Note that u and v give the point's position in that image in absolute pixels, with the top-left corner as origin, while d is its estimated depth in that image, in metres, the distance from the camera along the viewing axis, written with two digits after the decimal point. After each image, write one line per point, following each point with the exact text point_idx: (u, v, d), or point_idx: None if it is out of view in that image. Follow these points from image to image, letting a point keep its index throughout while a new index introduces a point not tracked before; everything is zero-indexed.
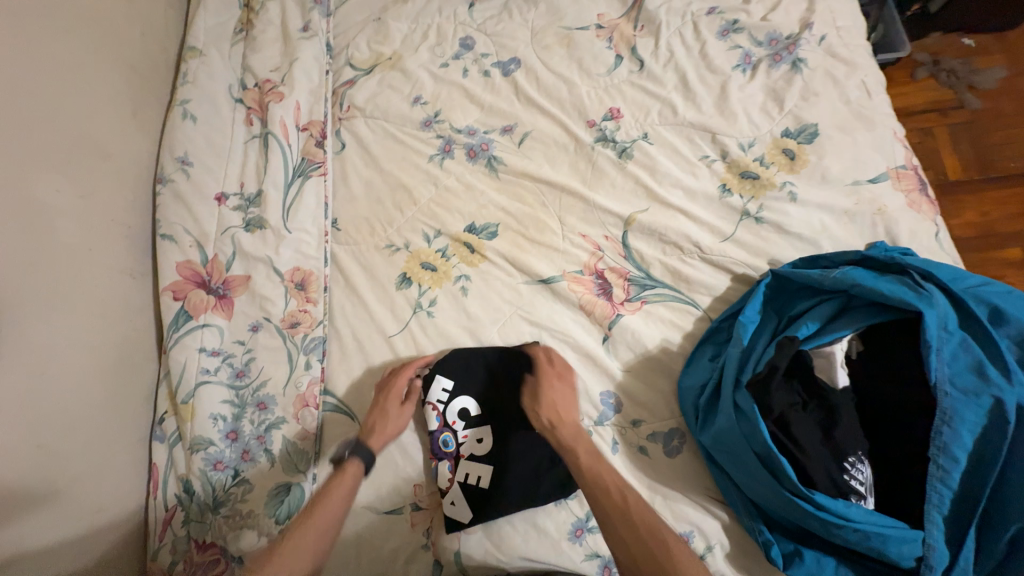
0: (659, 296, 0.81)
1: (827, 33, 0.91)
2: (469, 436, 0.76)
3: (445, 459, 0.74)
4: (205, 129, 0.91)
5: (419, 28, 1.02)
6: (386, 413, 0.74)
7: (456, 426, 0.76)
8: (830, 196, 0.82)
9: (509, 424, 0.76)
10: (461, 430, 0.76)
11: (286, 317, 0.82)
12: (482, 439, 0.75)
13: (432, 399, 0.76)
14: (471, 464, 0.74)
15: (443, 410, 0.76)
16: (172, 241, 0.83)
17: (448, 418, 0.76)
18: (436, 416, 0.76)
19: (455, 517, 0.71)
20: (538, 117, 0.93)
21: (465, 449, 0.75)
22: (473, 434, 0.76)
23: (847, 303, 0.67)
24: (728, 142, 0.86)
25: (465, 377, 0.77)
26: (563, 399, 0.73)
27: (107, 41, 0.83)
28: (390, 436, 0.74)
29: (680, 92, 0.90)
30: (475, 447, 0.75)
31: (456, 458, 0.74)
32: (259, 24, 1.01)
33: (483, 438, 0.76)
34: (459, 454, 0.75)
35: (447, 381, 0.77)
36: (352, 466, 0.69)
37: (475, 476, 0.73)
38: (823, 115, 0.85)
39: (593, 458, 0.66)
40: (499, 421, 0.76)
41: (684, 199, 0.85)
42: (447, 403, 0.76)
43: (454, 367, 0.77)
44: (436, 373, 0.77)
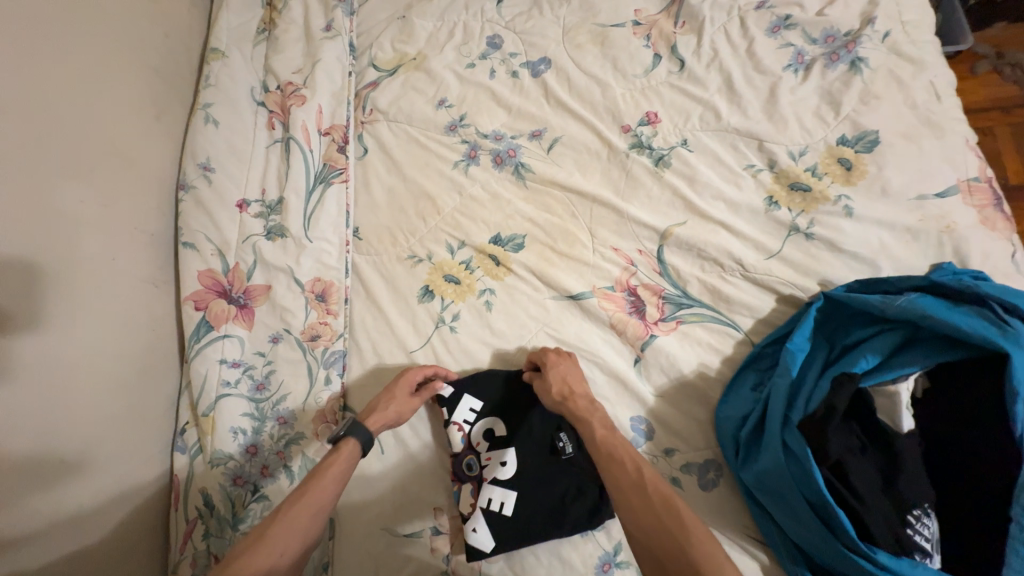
0: (696, 316, 0.76)
1: (891, 28, 0.83)
2: (492, 458, 0.72)
3: (467, 482, 0.71)
4: (227, 133, 0.89)
5: (444, 26, 0.97)
6: (392, 398, 0.71)
7: (479, 448, 0.73)
8: (890, 211, 0.74)
9: (535, 446, 0.73)
10: (484, 453, 0.73)
11: (306, 330, 0.79)
12: (506, 463, 0.72)
13: (455, 418, 0.73)
14: (494, 488, 0.70)
15: (468, 430, 0.73)
16: (193, 249, 0.81)
17: (472, 440, 0.73)
18: (460, 437, 0.73)
19: (478, 546, 0.67)
20: (569, 121, 0.87)
21: (488, 472, 0.72)
22: (496, 457, 0.72)
23: (913, 334, 0.61)
24: (776, 150, 0.79)
25: (490, 396, 0.75)
26: (571, 372, 0.71)
27: (130, 43, 0.82)
28: (389, 420, 0.70)
29: (724, 95, 0.84)
30: (499, 471, 0.72)
31: (479, 482, 0.71)
32: (281, 23, 0.98)
33: (507, 462, 0.72)
34: (482, 478, 0.71)
35: (474, 402, 0.74)
36: (347, 445, 0.65)
37: (498, 502, 0.70)
38: (884, 121, 0.78)
39: (607, 431, 0.62)
40: (525, 445, 0.73)
41: (726, 211, 0.79)
42: (473, 424, 0.74)
43: (479, 386, 0.75)
44: (464, 395, 0.74)
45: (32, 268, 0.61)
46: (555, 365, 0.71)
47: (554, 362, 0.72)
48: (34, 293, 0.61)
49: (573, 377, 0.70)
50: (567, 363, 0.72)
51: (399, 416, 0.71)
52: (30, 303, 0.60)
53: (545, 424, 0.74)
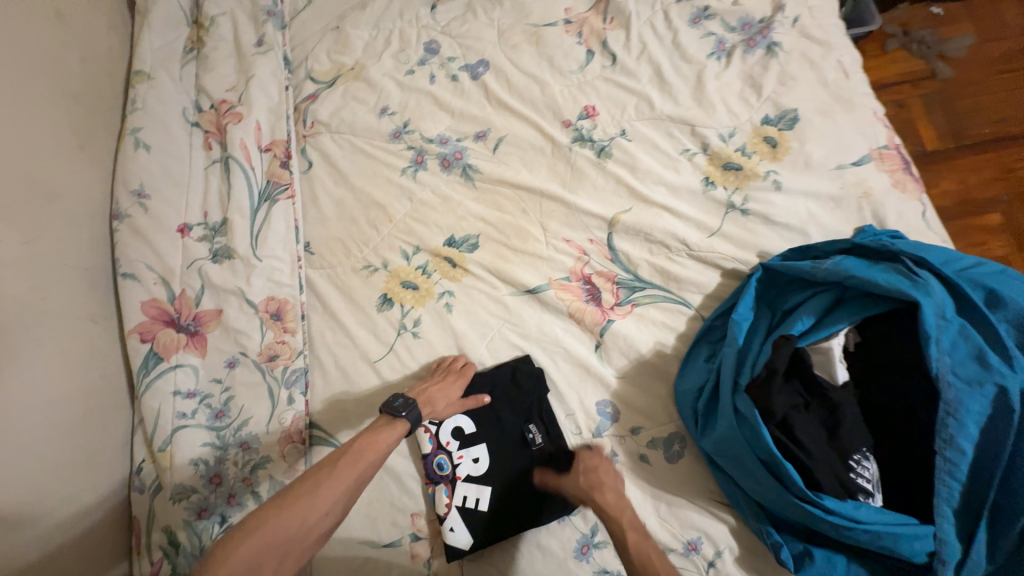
0: (649, 298, 0.79)
1: (800, 14, 0.89)
2: (465, 456, 0.73)
3: (441, 483, 0.71)
4: (161, 157, 0.85)
5: (380, 35, 0.97)
6: (446, 395, 0.71)
7: (450, 446, 0.73)
8: (815, 182, 0.80)
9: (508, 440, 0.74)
10: (456, 451, 0.73)
11: (263, 350, 0.77)
12: (478, 460, 0.73)
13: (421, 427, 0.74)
14: (468, 485, 0.71)
15: (436, 431, 0.74)
16: (134, 280, 0.78)
17: (442, 440, 0.74)
18: (428, 438, 0.73)
19: (455, 545, 0.68)
20: (512, 120, 0.89)
21: (460, 471, 0.72)
22: (468, 454, 0.73)
23: (841, 294, 0.66)
24: (708, 134, 0.84)
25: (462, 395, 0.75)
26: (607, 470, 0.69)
27: (43, 71, 0.77)
28: (433, 416, 0.69)
29: (656, 85, 0.87)
30: (471, 467, 0.72)
31: (452, 481, 0.71)
32: (210, 41, 0.95)
33: (479, 457, 0.73)
34: (455, 478, 0.72)
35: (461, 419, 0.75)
36: (398, 425, 0.64)
37: (474, 497, 0.70)
38: (801, 100, 0.84)
39: (638, 535, 0.61)
40: (502, 441, 0.74)
41: (667, 195, 0.82)
42: (439, 424, 0.74)
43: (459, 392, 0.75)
44: (456, 414, 0.74)
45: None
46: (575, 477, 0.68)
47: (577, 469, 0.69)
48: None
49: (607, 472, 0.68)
50: (597, 456, 0.70)
51: (441, 415, 0.70)
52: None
53: (519, 404, 0.75)
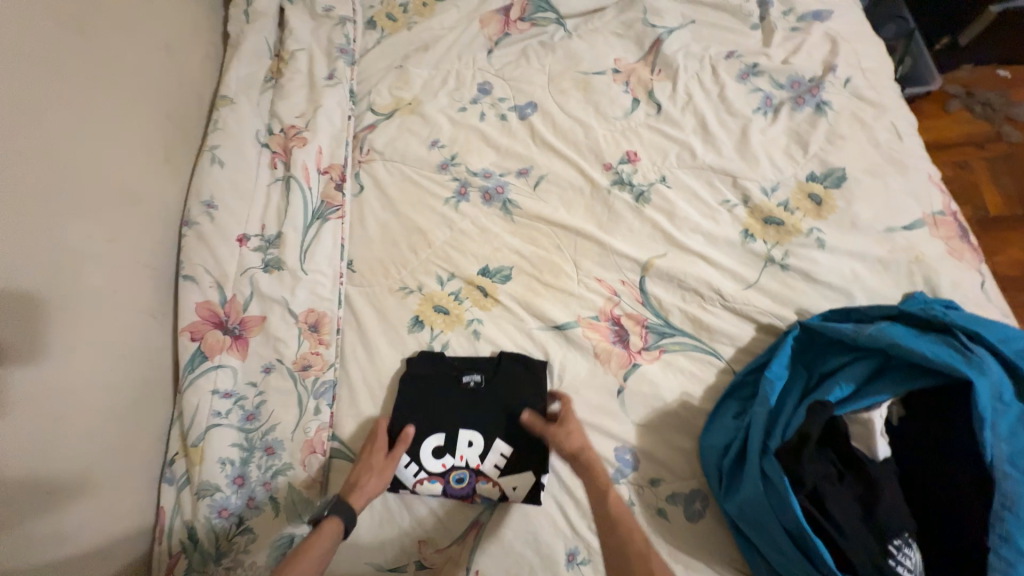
0: (678, 345, 0.78)
1: (853, 75, 0.88)
2: (463, 455, 0.73)
3: (474, 479, 0.72)
4: (232, 172, 0.93)
5: (438, 74, 1.04)
6: (370, 467, 0.71)
7: (448, 465, 0.73)
8: (861, 243, 0.78)
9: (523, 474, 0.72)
10: (453, 460, 0.73)
11: (298, 359, 0.81)
12: (473, 443, 0.74)
13: (410, 482, 0.72)
14: (487, 456, 0.73)
15: (426, 473, 0.73)
16: (193, 282, 0.85)
17: (434, 469, 0.73)
18: (430, 482, 0.72)
19: (527, 497, 0.71)
20: (555, 161, 0.92)
21: (471, 464, 0.73)
22: (461, 448, 0.74)
23: (884, 362, 0.64)
24: (750, 186, 0.83)
25: (465, 412, 0.76)
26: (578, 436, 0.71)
27: (145, 92, 0.88)
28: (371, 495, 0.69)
29: (700, 135, 0.89)
30: (474, 451, 0.74)
31: (477, 469, 0.73)
32: (287, 72, 1.04)
33: (472, 439, 0.74)
34: (476, 469, 0.73)
35: (437, 438, 0.75)
36: (328, 527, 0.65)
37: (503, 455, 0.73)
38: (850, 159, 0.82)
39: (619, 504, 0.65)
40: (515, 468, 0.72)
41: (704, 244, 0.82)
42: (420, 466, 0.73)
43: (478, 420, 0.76)
44: (421, 443, 0.74)
45: (25, 301, 0.61)
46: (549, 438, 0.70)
47: (552, 433, 0.71)
48: (16, 338, 0.59)
49: (573, 444, 0.69)
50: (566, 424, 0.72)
51: (378, 489, 0.70)
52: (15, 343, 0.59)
53: (448, 394, 0.77)
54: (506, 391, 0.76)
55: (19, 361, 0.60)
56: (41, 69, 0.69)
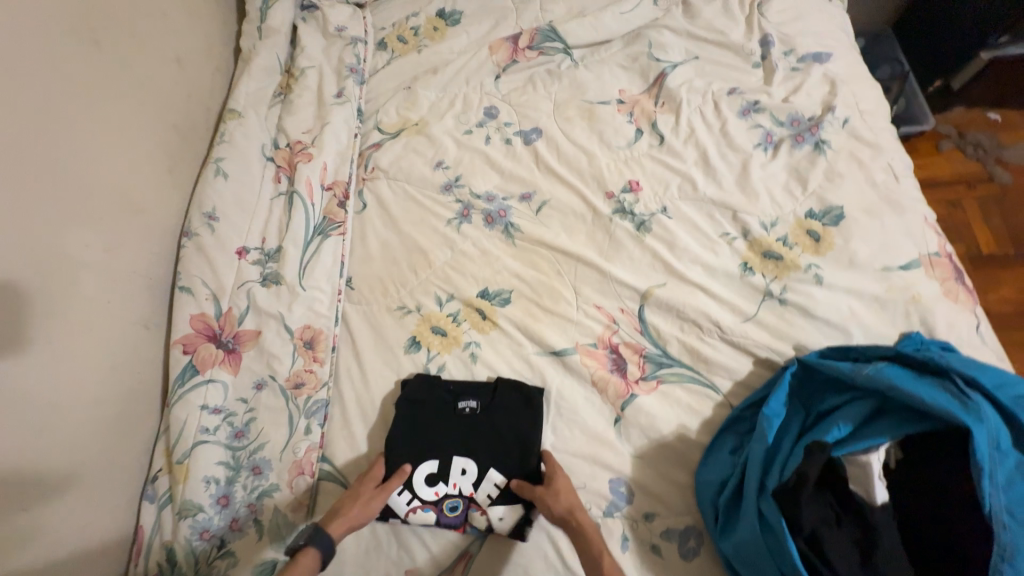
0: (676, 376, 0.77)
1: (851, 115, 0.90)
2: (457, 483, 0.73)
3: (468, 509, 0.71)
4: (235, 184, 0.93)
5: (446, 97, 1.06)
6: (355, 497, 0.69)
7: (442, 493, 0.72)
8: (858, 280, 0.78)
9: (515, 504, 0.71)
10: (448, 487, 0.72)
11: (291, 377, 0.80)
12: (467, 470, 0.73)
13: (402, 511, 0.71)
14: (482, 485, 0.72)
15: (418, 501, 0.71)
16: (189, 293, 0.83)
17: (427, 497, 0.72)
18: (422, 510, 0.71)
19: (517, 528, 0.70)
20: (558, 186, 0.93)
21: (465, 492, 0.72)
22: (456, 476, 0.73)
23: (882, 404, 0.64)
24: (749, 221, 0.84)
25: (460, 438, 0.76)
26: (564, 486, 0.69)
27: (154, 104, 0.89)
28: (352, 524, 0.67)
29: (701, 168, 0.90)
30: (468, 480, 0.73)
31: (471, 499, 0.72)
32: (296, 88, 1.05)
33: (467, 467, 0.74)
34: (469, 497, 0.72)
35: (429, 465, 0.74)
36: (305, 561, 0.62)
37: (498, 484, 0.72)
38: (848, 198, 0.84)
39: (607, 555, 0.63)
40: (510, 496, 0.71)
41: (703, 275, 0.83)
42: (413, 494, 0.72)
43: (472, 447, 0.75)
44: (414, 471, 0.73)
45: (12, 309, 0.60)
46: (535, 498, 0.68)
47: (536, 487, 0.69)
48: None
49: (559, 496, 0.67)
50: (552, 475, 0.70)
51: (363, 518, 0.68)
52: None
53: (441, 419, 0.76)
54: (506, 424, 0.75)
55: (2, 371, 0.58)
56: (51, 77, 0.70)
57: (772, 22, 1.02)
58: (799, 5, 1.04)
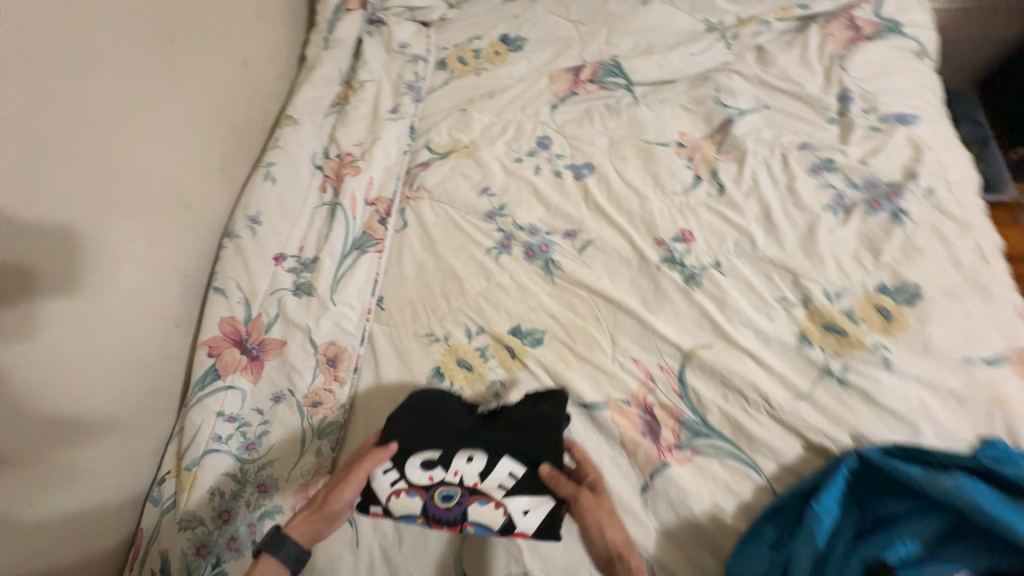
0: (714, 449, 0.71)
1: (935, 185, 0.83)
2: (459, 472, 0.63)
3: (468, 500, 0.62)
4: (282, 190, 0.93)
5: (499, 122, 1.04)
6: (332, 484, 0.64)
7: (439, 481, 0.63)
8: (934, 370, 0.70)
9: (541, 497, 0.62)
10: (447, 475, 0.63)
11: (309, 393, 0.78)
12: (472, 458, 0.63)
13: (385, 495, 0.62)
14: (489, 476, 0.62)
15: (408, 486, 0.62)
16: (223, 295, 0.83)
17: (422, 482, 0.63)
18: (410, 494, 0.62)
19: (538, 530, 0.62)
20: (605, 227, 0.89)
21: (467, 482, 0.62)
22: (457, 463, 0.63)
23: (957, 522, 0.58)
24: (812, 288, 0.78)
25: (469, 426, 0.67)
26: (603, 508, 0.63)
27: (217, 105, 0.91)
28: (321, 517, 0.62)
29: (761, 224, 0.84)
30: (471, 469, 0.62)
31: (474, 491, 0.62)
32: (353, 100, 1.06)
33: (472, 454, 0.63)
34: (472, 487, 0.62)
35: (429, 452, 0.64)
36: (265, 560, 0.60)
37: (512, 475, 0.62)
38: (927, 276, 0.76)
39: None
40: (536, 486, 0.62)
41: (755, 341, 0.76)
42: (403, 478, 0.63)
43: (483, 437, 0.65)
44: (407, 459, 0.64)
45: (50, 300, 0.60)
46: (585, 512, 0.63)
47: (584, 498, 0.63)
48: (30, 337, 0.58)
49: (610, 523, 0.63)
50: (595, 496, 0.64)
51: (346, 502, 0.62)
52: (29, 342, 0.58)
53: (452, 406, 0.69)
54: (523, 414, 0.68)
55: (32, 362, 0.58)
56: (123, 75, 0.71)
57: (852, 77, 0.96)
58: (883, 62, 0.98)
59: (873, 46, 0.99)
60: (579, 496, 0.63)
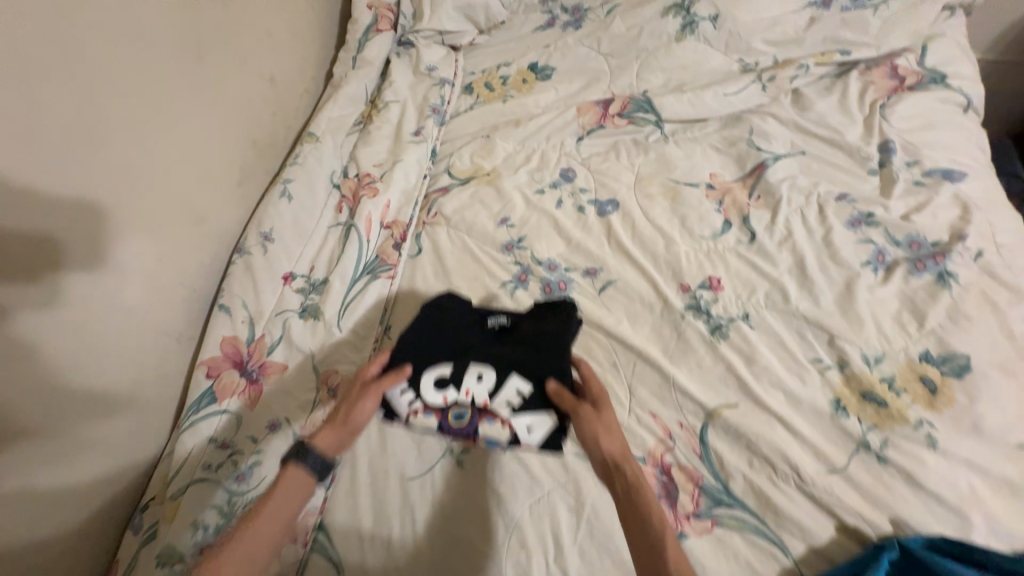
0: (737, 522, 0.64)
1: (984, 247, 0.78)
2: (471, 392, 0.65)
3: (480, 418, 0.64)
4: (297, 208, 0.91)
5: (523, 150, 1.02)
6: (349, 400, 0.65)
7: (451, 401, 0.65)
8: (984, 454, 0.64)
9: (545, 414, 0.64)
10: (459, 395, 0.65)
11: (306, 425, 0.74)
12: (482, 376, 0.65)
13: (404, 411, 0.64)
14: (498, 396, 0.64)
15: (424, 405, 0.65)
16: (227, 314, 0.80)
17: (435, 402, 0.65)
18: (426, 413, 0.65)
19: (544, 443, 0.64)
20: (628, 267, 0.85)
21: (477, 401, 0.65)
22: (468, 385, 0.65)
23: None
24: (849, 350, 0.72)
25: (481, 343, 0.69)
26: (603, 424, 0.61)
27: (240, 119, 0.90)
28: (345, 433, 0.63)
29: (795, 277, 0.79)
30: (482, 390, 0.65)
31: (485, 410, 0.64)
32: (377, 120, 1.05)
33: (483, 374, 0.65)
34: (483, 406, 0.64)
35: (442, 369, 0.66)
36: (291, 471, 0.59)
37: (519, 392, 0.64)
38: (977, 347, 0.70)
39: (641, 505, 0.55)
40: (541, 403, 0.64)
41: (785, 405, 0.70)
42: (418, 397, 0.65)
43: (494, 355, 0.67)
44: (422, 374, 0.66)
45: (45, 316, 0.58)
46: (586, 428, 0.60)
47: (583, 414, 0.61)
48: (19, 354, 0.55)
49: (610, 437, 0.60)
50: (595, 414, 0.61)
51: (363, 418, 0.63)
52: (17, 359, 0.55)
53: (462, 325, 0.71)
54: (535, 331, 0.69)
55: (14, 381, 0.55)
56: (144, 86, 0.70)
57: (893, 127, 0.93)
58: (926, 113, 0.94)
59: (916, 96, 0.95)
60: (579, 413, 0.61)
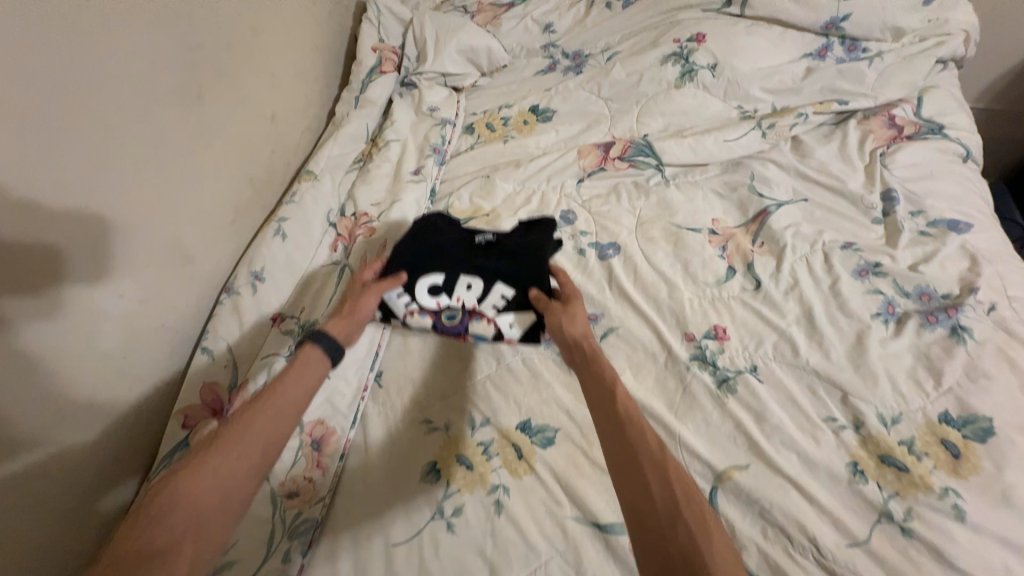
0: None
1: (996, 302, 0.76)
2: (460, 297, 0.77)
3: (469, 317, 0.76)
4: (291, 247, 0.89)
5: (523, 191, 1.01)
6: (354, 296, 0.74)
7: (443, 304, 0.77)
8: (1019, 529, 0.59)
9: (524, 313, 0.75)
10: (450, 300, 0.77)
11: (286, 482, 0.69)
12: (471, 285, 0.77)
13: (402, 312, 0.76)
14: (483, 300, 0.76)
15: (420, 307, 0.76)
16: (209, 358, 0.75)
17: (429, 305, 0.76)
18: (420, 314, 0.76)
19: (523, 335, 0.75)
20: (630, 314, 0.82)
21: (466, 305, 0.76)
22: (456, 292, 0.77)
23: None
24: (863, 409, 0.69)
25: (470, 258, 0.80)
26: (572, 315, 0.70)
27: (238, 156, 0.89)
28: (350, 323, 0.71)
29: (803, 328, 0.77)
30: (470, 294, 0.77)
31: (473, 311, 0.76)
32: (377, 158, 1.04)
33: (471, 283, 0.77)
34: (472, 308, 0.76)
35: (433, 278, 0.77)
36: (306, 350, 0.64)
37: (502, 297, 0.76)
38: (999, 409, 0.66)
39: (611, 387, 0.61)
40: (521, 305, 0.75)
41: (800, 467, 0.66)
42: (415, 300, 0.76)
43: (480, 268, 0.78)
44: (418, 280, 0.77)
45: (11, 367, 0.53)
46: (556, 316, 0.71)
47: (553, 309, 0.72)
48: None
49: (574, 323, 0.70)
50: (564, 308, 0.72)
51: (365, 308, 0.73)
52: None
53: (455, 243, 0.82)
54: (514, 245, 0.80)
55: None
56: (144, 125, 0.69)
57: (896, 175, 0.92)
58: (926, 163, 0.95)
59: (916, 146, 0.96)
60: (551, 307, 0.72)
